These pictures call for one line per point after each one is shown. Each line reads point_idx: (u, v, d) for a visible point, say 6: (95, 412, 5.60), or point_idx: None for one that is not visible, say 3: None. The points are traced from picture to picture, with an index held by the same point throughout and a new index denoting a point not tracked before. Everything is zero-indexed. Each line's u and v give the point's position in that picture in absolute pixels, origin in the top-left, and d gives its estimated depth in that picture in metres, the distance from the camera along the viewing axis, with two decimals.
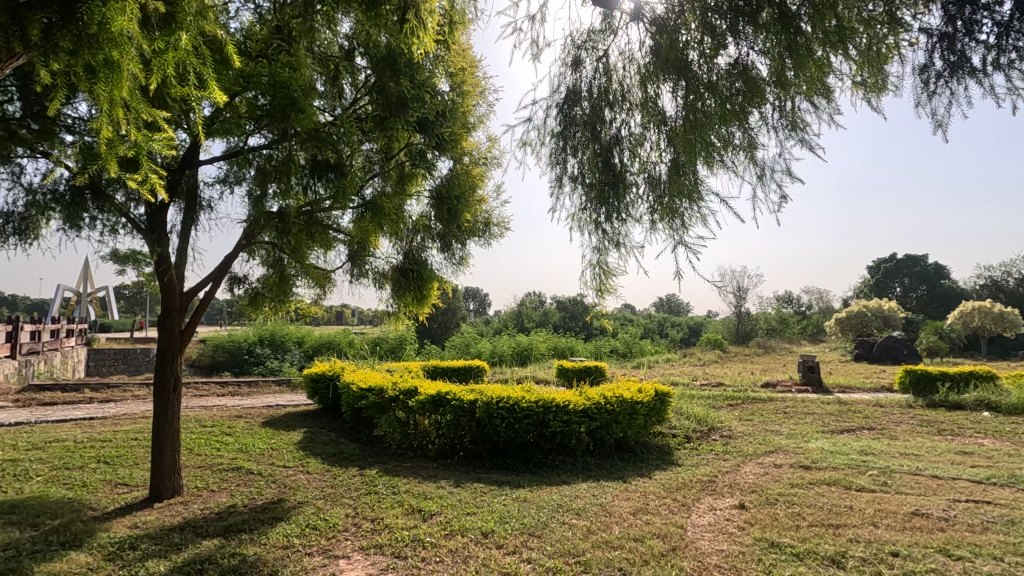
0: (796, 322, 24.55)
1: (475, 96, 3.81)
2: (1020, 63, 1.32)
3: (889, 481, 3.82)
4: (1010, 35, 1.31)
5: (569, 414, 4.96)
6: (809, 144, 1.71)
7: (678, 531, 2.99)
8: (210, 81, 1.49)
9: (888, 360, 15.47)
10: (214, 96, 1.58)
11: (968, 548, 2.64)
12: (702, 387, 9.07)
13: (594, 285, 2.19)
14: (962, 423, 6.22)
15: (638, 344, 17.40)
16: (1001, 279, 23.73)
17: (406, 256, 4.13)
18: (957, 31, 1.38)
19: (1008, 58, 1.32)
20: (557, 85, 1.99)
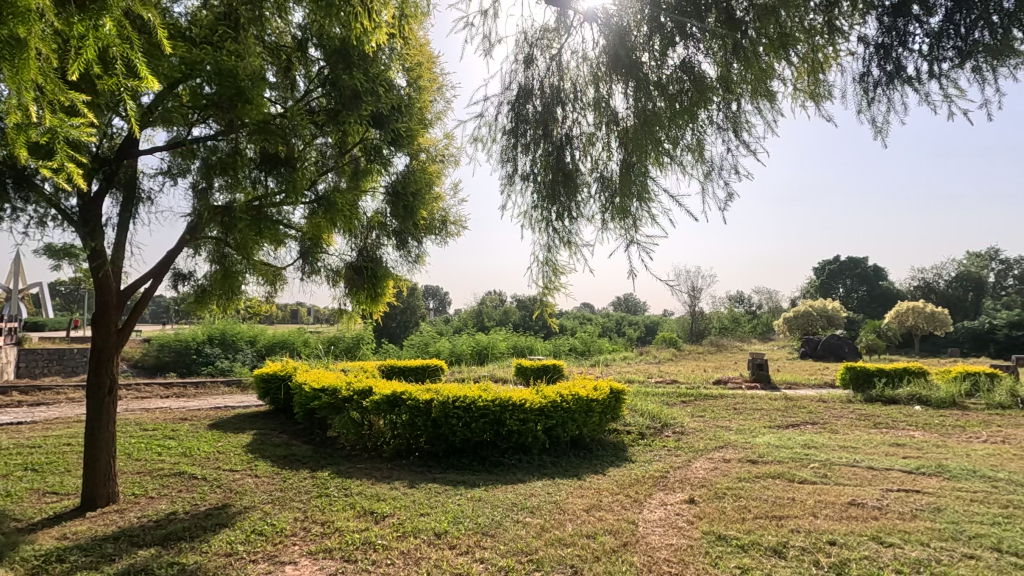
0: (747, 322, 25.44)
1: (432, 92, 3.79)
2: (951, 73, 1.38)
3: (829, 473, 4.00)
4: (942, 46, 1.37)
5: (525, 412, 4.97)
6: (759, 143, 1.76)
7: (630, 526, 3.04)
8: (138, 67, 1.35)
9: (831, 358, 16.27)
10: (147, 87, 1.43)
11: (898, 535, 2.79)
12: (656, 385, 9.27)
13: (544, 284, 2.19)
14: (896, 417, 6.59)
15: (596, 343, 17.66)
16: (932, 280, 25.27)
17: (360, 254, 4.04)
18: (893, 41, 1.44)
19: (940, 68, 1.39)
20: (509, 82, 1.98)
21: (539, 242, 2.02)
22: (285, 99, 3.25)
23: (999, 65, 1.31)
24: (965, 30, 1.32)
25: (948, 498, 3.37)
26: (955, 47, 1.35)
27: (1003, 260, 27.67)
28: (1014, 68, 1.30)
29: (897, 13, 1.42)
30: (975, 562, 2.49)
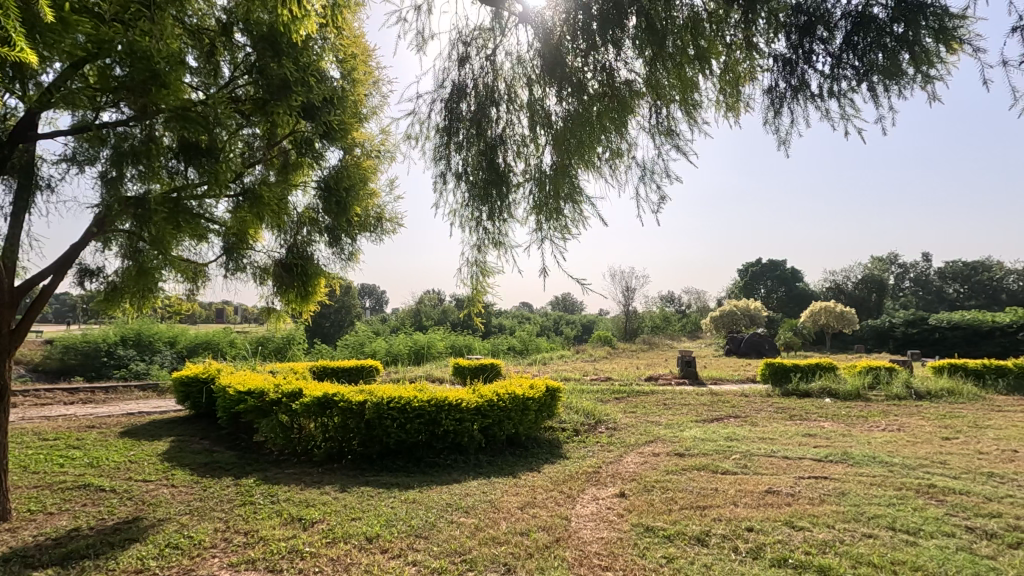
0: (678, 321, 26.54)
1: (367, 85, 3.70)
2: (849, 92, 1.50)
3: (748, 463, 4.25)
4: (841, 66, 1.47)
5: (461, 412, 4.95)
6: (679, 150, 1.84)
7: (563, 522, 3.09)
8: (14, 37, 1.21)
9: (753, 355, 17.28)
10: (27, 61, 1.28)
11: (808, 520, 3.00)
12: (592, 382, 9.50)
13: (475, 284, 2.18)
14: (809, 409, 7.08)
15: (534, 342, 17.87)
16: (842, 282, 27.37)
17: (289, 250, 3.86)
18: (799, 58, 1.53)
19: (839, 86, 1.50)
20: (442, 80, 1.96)
21: (470, 242, 2.01)
22: (207, 86, 3.10)
23: (888, 87, 1.44)
24: (862, 53, 1.43)
25: (852, 483, 3.66)
26: (853, 67, 1.46)
27: (901, 264, 30.40)
28: (901, 91, 1.43)
29: (803, 32, 1.50)
30: (873, 540, 2.72)
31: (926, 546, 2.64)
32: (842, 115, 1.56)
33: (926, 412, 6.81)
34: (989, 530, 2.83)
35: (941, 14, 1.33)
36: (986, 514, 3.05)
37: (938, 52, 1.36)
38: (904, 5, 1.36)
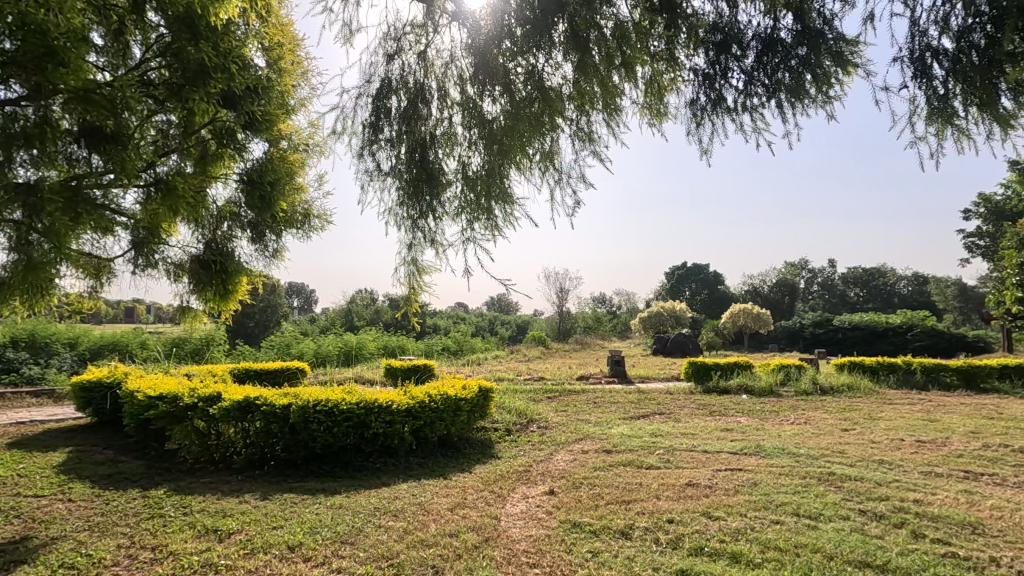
0: (609, 321, 27.33)
1: (294, 75, 3.57)
2: (759, 108, 1.61)
3: (670, 458, 4.44)
4: (753, 84, 1.58)
5: (392, 414, 4.86)
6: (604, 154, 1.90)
7: (492, 521, 3.11)
8: None
9: (678, 354, 18.11)
10: None
11: (723, 510, 3.17)
12: (525, 382, 9.61)
13: (410, 285, 2.14)
14: (728, 405, 7.51)
15: (469, 342, 17.84)
16: (758, 285, 29.21)
17: (207, 246, 3.64)
18: (716, 74, 1.63)
19: (751, 102, 1.60)
20: (370, 74, 1.91)
21: (402, 241, 1.98)
22: (115, 67, 2.84)
23: (795, 105, 1.54)
24: (771, 72, 1.54)
25: (763, 473, 3.91)
26: (763, 85, 1.56)
27: (810, 269, 32.83)
28: (805, 109, 1.55)
29: (720, 49, 1.59)
30: (780, 526, 2.92)
31: (825, 529, 2.86)
32: (753, 129, 1.66)
33: (829, 406, 7.40)
34: (879, 512, 3.11)
35: (838, 41, 1.45)
36: (877, 498, 3.35)
37: (835, 75, 1.48)
38: (806, 31, 1.47)
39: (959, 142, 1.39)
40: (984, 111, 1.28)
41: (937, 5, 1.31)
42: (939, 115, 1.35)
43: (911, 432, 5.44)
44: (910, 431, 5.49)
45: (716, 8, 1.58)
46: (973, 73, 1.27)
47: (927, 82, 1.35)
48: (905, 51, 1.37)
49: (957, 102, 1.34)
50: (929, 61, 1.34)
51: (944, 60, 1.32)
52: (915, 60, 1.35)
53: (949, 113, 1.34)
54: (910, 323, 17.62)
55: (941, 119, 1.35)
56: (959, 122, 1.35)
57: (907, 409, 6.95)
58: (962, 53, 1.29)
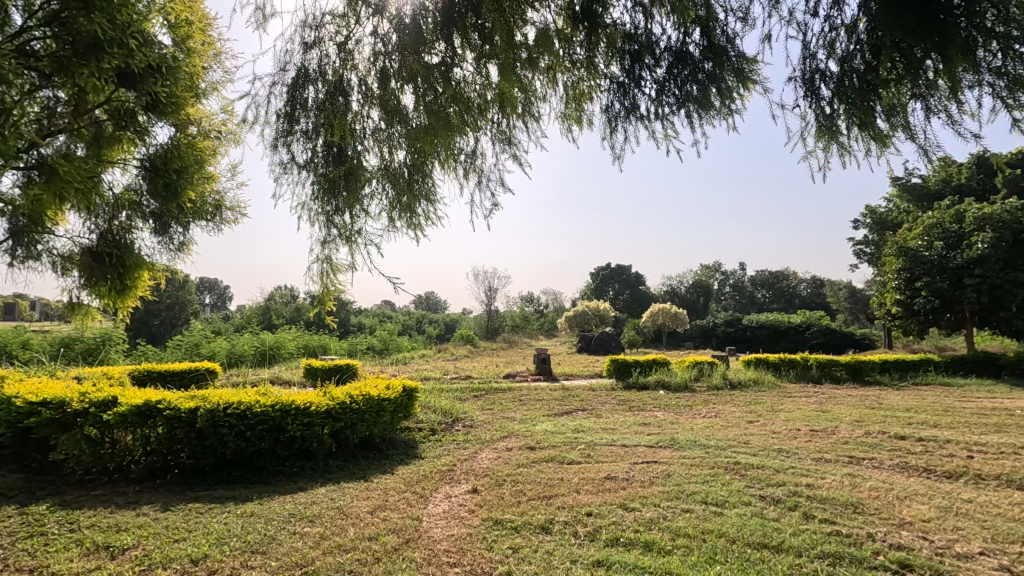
0: (536, 320, 27.75)
1: (205, 58, 3.32)
2: (670, 116, 1.69)
3: (591, 453, 4.58)
4: (664, 94, 1.66)
5: (310, 416, 4.67)
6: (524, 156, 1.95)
7: (414, 523, 3.06)
8: None
9: (601, 352, 18.71)
10: None
11: (639, 501, 3.31)
12: (451, 381, 9.56)
13: (326, 283, 2.07)
14: (646, 400, 7.85)
15: (394, 341, 17.51)
16: (676, 285, 30.77)
17: (102, 238, 3.35)
18: (630, 82, 1.70)
19: (660, 111, 1.69)
20: (284, 62, 1.79)
21: (317, 236, 1.91)
22: None
23: (702, 116, 1.64)
24: (681, 84, 1.62)
25: (676, 465, 4.13)
26: (674, 96, 1.65)
27: (723, 272, 34.97)
28: (710, 121, 1.64)
29: (635, 58, 1.66)
30: (690, 514, 3.09)
31: (730, 515, 3.06)
32: (662, 137, 1.75)
33: (737, 400, 7.91)
34: (776, 497, 3.37)
35: (739, 59, 1.54)
36: (775, 484, 3.62)
37: (737, 89, 1.58)
38: (713, 48, 1.55)
39: (841, 158, 1.53)
40: (862, 129, 1.42)
41: (825, 31, 1.42)
42: (826, 132, 1.48)
43: (806, 422, 5.93)
44: (805, 422, 5.98)
45: (632, 20, 1.63)
46: (852, 95, 1.40)
47: (816, 102, 1.48)
48: (798, 72, 1.48)
49: (840, 121, 1.47)
50: (818, 82, 1.46)
51: (829, 83, 1.44)
52: (806, 81, 1.47)
53: (834, 130, 1.47)
54: (808, 323, 19.20)
55: (826, 136, 1.48)
56: (842, 139, 1.48)
57: (803, 402, 7.57)
58: (845, 77, 1.41)
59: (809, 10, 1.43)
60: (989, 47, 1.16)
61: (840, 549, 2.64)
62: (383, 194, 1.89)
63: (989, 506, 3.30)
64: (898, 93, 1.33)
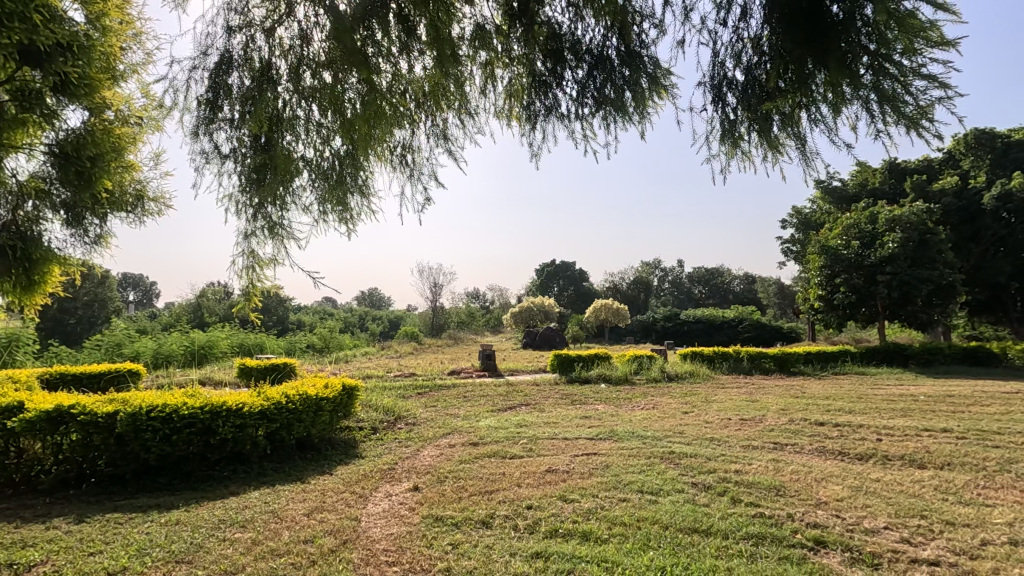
0: (482, 316, 27.76)
1: (123, 37, 3.10)
2: (589, 118, 1.74)
3: (533, 447, 4.64)
4: (584, 95, 1.71)
5: (242, 417, 4.47)
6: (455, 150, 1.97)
7: (352, 523, 3.01)
8: None
9: (546, 348, 18.97)
10: None
11: (578, 492, 3.39)
12: (394, 378, 9.42)
13: (250, 278, 1.97)
14: (588, 394, 8.02)
15: (336, 338, 17.06)
16: (618, 282, 31.60)
17: (4, 229, 3.04)
18: (553, 81, 1.73)
19: (584, 110, 1.73)
20: (205, 46, 1.69)
21: (240, 229, 1.82)
22: None
23: (622, 118, 1.69)
24: (601, 86, 1.66)
25: (614, 456, 4.25)
26: (594, 97, 1.69)
27: (663, 269, 36.18)
28: (626, 125, 1.71)
29: (558, 58, 1.69)
30: (626, 503, 3.19)
31: (664, 503, 3.18)
32: (583, 137, 1.80)
33: (674, 392, 8.22)
34: (707, 483, 3.53)
35: (654, 66, 1.61)
36: (706, 471, 3.80)
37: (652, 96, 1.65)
38: (630, 53, 1.60)
39: (742, 162, 1.62)
40: (760, 136, 1.51)
41: (732, 41, 1.49)
42: (729, 136, 1.57)
43: (736, 412, 6.24)
44: (736, 412, 6.29)
45: (562, 19, 1.65)
46: (753, 103, 1.49)
47: (722, 107, 1.55)
48: (707, 77, 1.55)
49: (742, 128, 1.56)
50: (724, 89, 1.54)
51: (735, 90, 1.52)
52: (714, 87, 1.54)
53: (736, 135, 1.56)
54: (740, 317, 20.19)
55: (730, 140, 1.57)
56: (743, 145, 1.57)
57: (735, 393, 7.95)
58: (749, 86, 1.49)
59: (719, 20, 1.50)
60: (868, 64, 1.25)
61: (763, 530, 2.81)
62: (314, 187, 1.84)
63: (894, 484, 3.60)
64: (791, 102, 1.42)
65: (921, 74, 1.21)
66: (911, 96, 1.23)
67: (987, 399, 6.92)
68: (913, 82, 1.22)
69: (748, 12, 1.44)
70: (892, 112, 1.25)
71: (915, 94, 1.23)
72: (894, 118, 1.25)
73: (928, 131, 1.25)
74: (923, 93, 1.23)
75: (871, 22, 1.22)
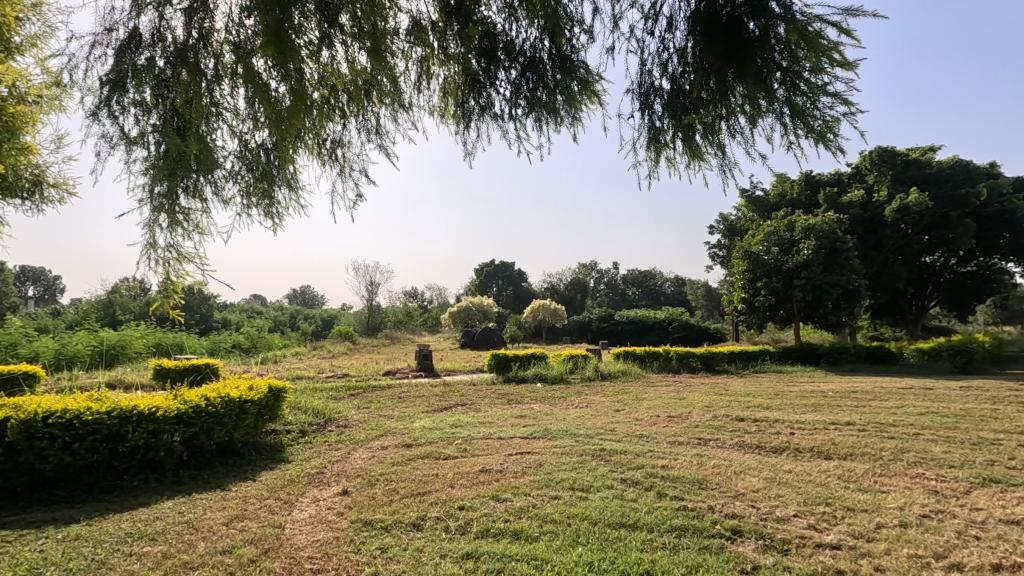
0: (419, 315, 27.40)
1: (19, 7, 2.81)
2: (522, 119, 1.76)
3: (468, 447, 4.63)
4: (518, 96, 1.72)
5: (157, 422, 4.17)
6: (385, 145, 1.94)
7: (275, 531, 2.88)
8: None
9: (483, 347, 18.98)
10: None
11: (511, 491, 3.41)
12: (326, 379, 9.13)
13: (167, 274, 1.84)
14: (524, 393, 8.09)
15: (264, 338, 16.31)
16: (556, 283, 32.13)
17: None
18: (488, 80, 1.73)
19: (517, 111, 1.74)
20: (110, 23, 1.56)
21: (154, 222, 1.70)
22: None
23: (555, 120, 1.72)
24: (534, 88, 1.68)
25: (547, 454, 4.30)
26: (527, 99, 1.71)
27: (599, 271, 37.12)
28: (560, 127, 1.75)
29: (492, 58, 1.69)
30: (558, 500, 3.24)
31: (594, 499, 3.25)
32: (517, 137, 1.81)
33: (607, 390, 8.44)
34: (635, 479, 3.64)
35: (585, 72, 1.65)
36: (634, 467, 3.93)
37: (583, 101, 1.70)
38: (562, 57, 1.62)
39: (667, 168, 1.69)
40: (684, 144, 1.57)
41: (659, 51, 1.55)
42: (655, 143, 1.63)
43: (664, 409, 6.50)
44: (664, 409, 6.55)
45: (497, 20, 1.65)
46: (678, 112, 1.55)
47: (649, 115, 1.61)
48: (635, 85, 1.60)
49: (668, 135, 1.62)
50: (651, 97, 1.59)
51: (660, 98, 1.58)
52: (642, 95, 1.60)
53: (661, 143, 1.62)
54: (670, 319, 21.03)
55: (656, 147, 1.63)
56: (668, 152, 1.64)
57: (664, 391, 8.26)
58: (674, 96, 1.55)
59: (645, 29, 1.56)
60: (780, 80, 1.33)
61: (685, 522, 2.93)
62: (239, 179, 1.76)
63: (804, 474, 3.86)
64: (713, 113, 1.49)
65: (827, 91, 1.31)
66: (819, 112, 1.33)
67: (886, 395, 7.57)
68: (821, 98, 1.32)
69: (673, 23, 1.50)
70: (802, 126, 1.35)
71: (822, 110, 1.33)
72: (805, 131, 1.35)
73: (834, 144, 1.36)
74: (828, 109, 1.34)
75: (783, 40, 1.30)
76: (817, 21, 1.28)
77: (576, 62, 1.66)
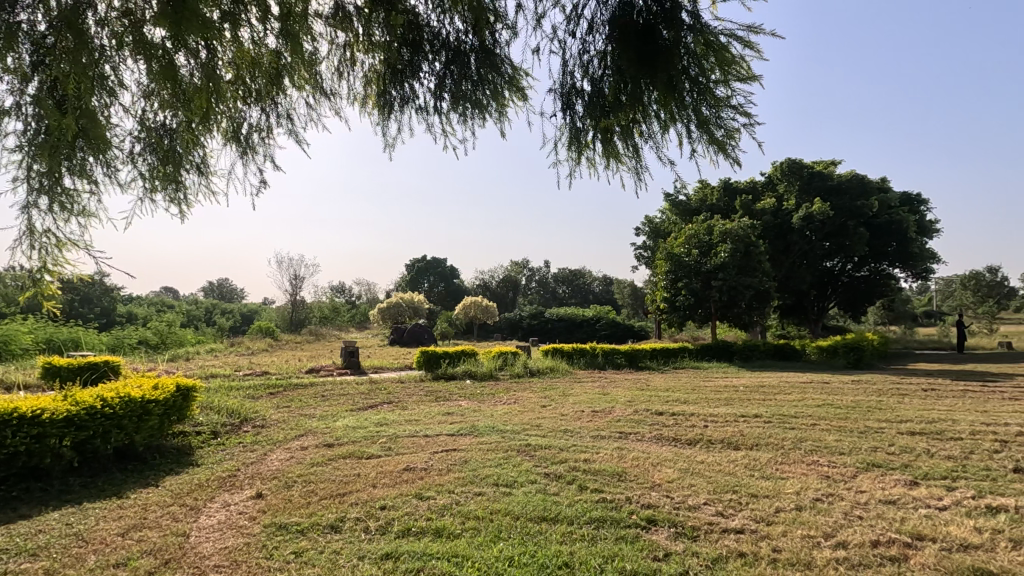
0: (347, 312, 26.59)
1: None
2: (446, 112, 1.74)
3: (392, 445, 4.53)
4: (442, 89, 1.70)
5: (42, 426, 3.78)
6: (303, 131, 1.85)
7: (178, 540, 2.70)
8: None
9: (413, 344, 18.70)
10: None
11: (434, 488, 3.38)
12: (243, 377, 8.65)
13: (43, 261, 1.66)
14: (453, 390, 8.04)
15: (174, 333, 15.20)
16: (488, 280, 32.21)
17: None
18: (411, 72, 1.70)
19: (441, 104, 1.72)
20: None
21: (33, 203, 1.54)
22: None
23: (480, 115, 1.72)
24: (458, 81, 1.67)
25: (473, 451, 4.30)
26: (451, 93, 1.69)
27: (530, 269, 37.57)
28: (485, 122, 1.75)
29: (418, 48, 1.66)
30: (481, 496, 3.25)
31: (517, 494, 3.29)
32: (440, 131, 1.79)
33: (535, 387, 8.56)
34: (558, 473, 3.72)
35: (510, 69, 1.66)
36: (558, 461, 4.01)
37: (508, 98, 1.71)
38: (486, 52, 1.62)
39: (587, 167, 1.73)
40: (602, 146, 1.61)
41: (581, 52, 1.58)
42: (576, 143, 1.66)
43: (589, 405, 6.67)
44: (589, 404, 6.72)
45: (423, 11, 1.62)
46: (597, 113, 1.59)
47: (571, 115, 1.64)
48: (559, 86, 1.63)
49: (587, 136, 1.65)
50: (573, 98, 1.62)
51: (581, 100, 1.61)
52: (564, 95, 1.63)
53: (582, 142, 1.65)
54: (598, 316, 21.66)
55: (576, 147, 1.66)
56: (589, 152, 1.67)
57: (590, 387, 8.49)
58: (594, 98, 1.59)
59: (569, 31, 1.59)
60: (690, 88, 1.39)
61: (603, 514, 3.02)
62: (137, 160, 1.63)
63: (714, 464, 4.09)
64: (628, 117, 1.54)
65: (731, 102, 1.39)
66: (723, 123, 1.41)
67: (789, 389, 8.17)
68: (725, 110, 1.39)
69: (594, 27, 1.54)
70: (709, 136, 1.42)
71: (726, 121, 1.41)
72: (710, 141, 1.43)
73: (734, 154, 1.45)
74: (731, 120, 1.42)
75: (695, 52, 1.37)
76: (725, 35, 1.36)
77: (500, 57, 1.65)
